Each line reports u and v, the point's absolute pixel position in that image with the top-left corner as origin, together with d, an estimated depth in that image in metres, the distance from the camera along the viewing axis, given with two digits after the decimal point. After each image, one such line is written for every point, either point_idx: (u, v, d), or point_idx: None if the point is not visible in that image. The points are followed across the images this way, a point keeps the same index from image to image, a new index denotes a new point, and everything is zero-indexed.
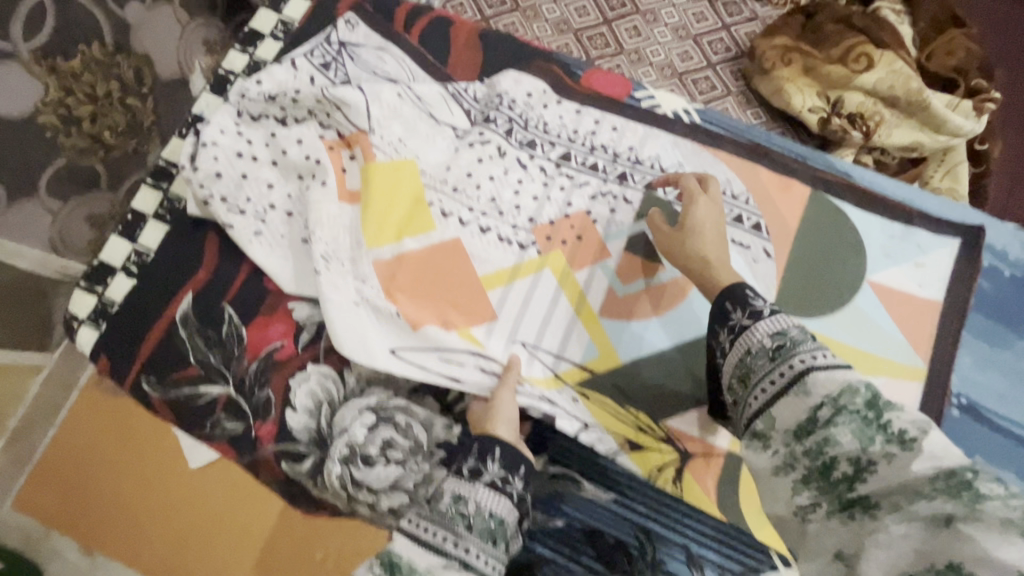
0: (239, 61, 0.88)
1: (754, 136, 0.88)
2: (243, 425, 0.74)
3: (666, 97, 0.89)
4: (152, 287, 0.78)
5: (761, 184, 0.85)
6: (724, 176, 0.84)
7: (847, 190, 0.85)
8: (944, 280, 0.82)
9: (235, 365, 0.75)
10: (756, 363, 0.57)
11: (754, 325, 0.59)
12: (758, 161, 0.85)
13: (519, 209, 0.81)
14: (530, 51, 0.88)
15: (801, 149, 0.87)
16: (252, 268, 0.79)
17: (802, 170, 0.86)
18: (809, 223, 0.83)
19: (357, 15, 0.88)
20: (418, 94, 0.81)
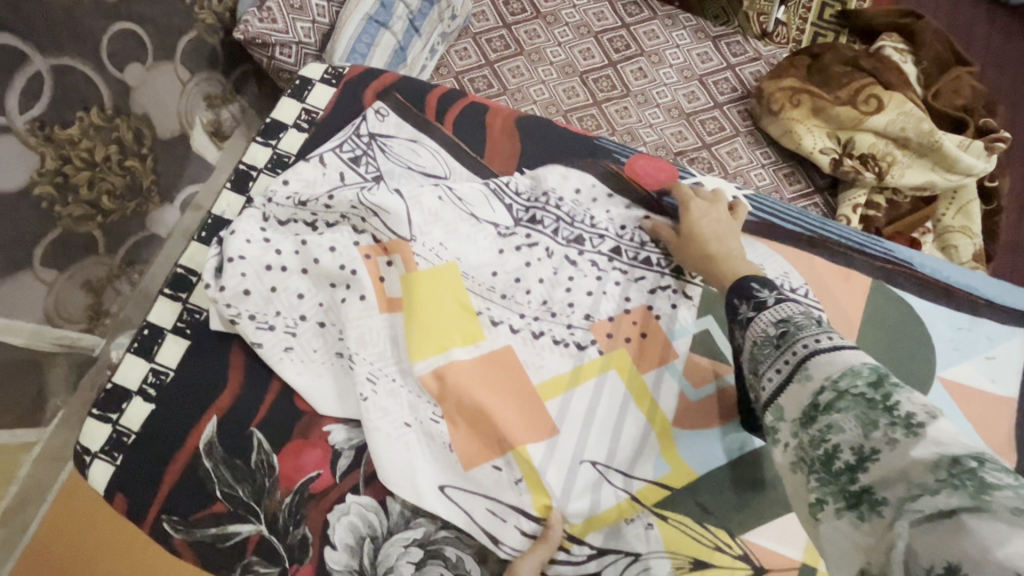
0: (262, 156, 0.83)
1: (806, 222, 0.85)
2: (277, 569, 0.67)
3: (713, 181, 0.87)
4: (172, 412, 0.71)
5: (817, 275, 0.81)
6: (780, 269, 0.80)
7: (906, 278, 0.82)
8: (1017, 373, 0.77)
9: (267, 499, 0.68)
10: (761, 352, 0.50)
11: (759, 314, 0.53)
12: (813, 251, 0.83)
13: (572, 308, 0.74)
14: (570, 140, 0.85)
15: (854, 234, 0.85)
16: (283, 386, 0.73)
17: (857, 259, 0.83)
18: (873, 315, 0.79)
19: (387, 105, 0.83)
20: (459, 194, 0.76)
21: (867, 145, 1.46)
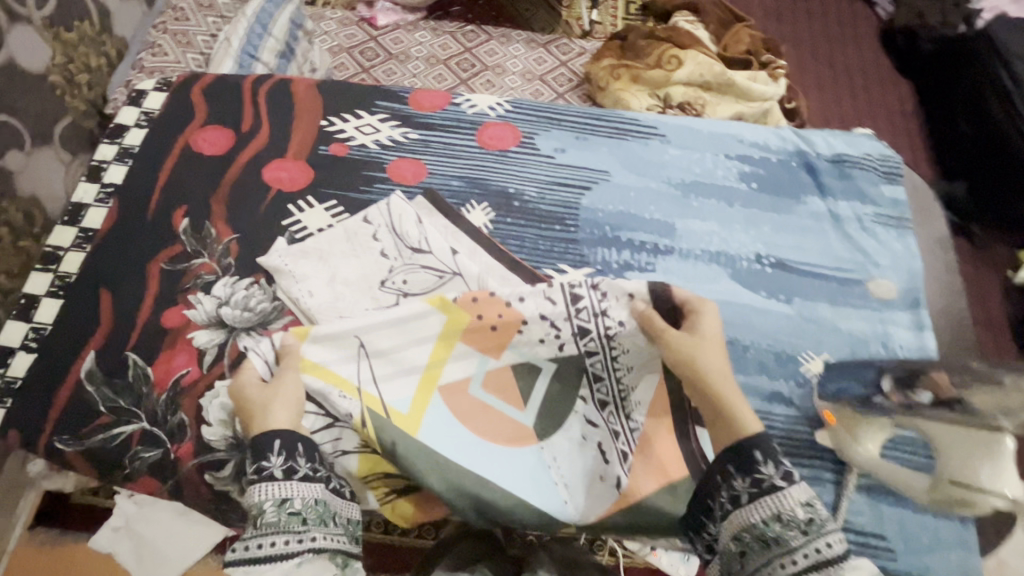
0: (110, 151, 1.00)
1: (554, 112, 1.07)
2: (161, 450, 0.78)
3: (481, 97, 1.08)
4: (54, 355, 0.84)
5: (570, 142, 1.03)
6: (539, 146, 1.03)
7: (637, 131, 1.05)
8: (724, 179, 1.01)
9: (146, 401, 0.81)
10: (788, 532, 0.65)
11: (787, 492, 0.67)
12: (563, 127, 1.05)
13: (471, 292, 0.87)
14: (363, 90, 1.07)
15: (596, 111, 1.08)
16: (149, 314, 0.87)
17: (600, 125, 1.06)
18: (620, 161, 1.02)
19: (212, 97, 1.05)
20: (393, 231, 0.91)
21: (681, 94, 2.10)
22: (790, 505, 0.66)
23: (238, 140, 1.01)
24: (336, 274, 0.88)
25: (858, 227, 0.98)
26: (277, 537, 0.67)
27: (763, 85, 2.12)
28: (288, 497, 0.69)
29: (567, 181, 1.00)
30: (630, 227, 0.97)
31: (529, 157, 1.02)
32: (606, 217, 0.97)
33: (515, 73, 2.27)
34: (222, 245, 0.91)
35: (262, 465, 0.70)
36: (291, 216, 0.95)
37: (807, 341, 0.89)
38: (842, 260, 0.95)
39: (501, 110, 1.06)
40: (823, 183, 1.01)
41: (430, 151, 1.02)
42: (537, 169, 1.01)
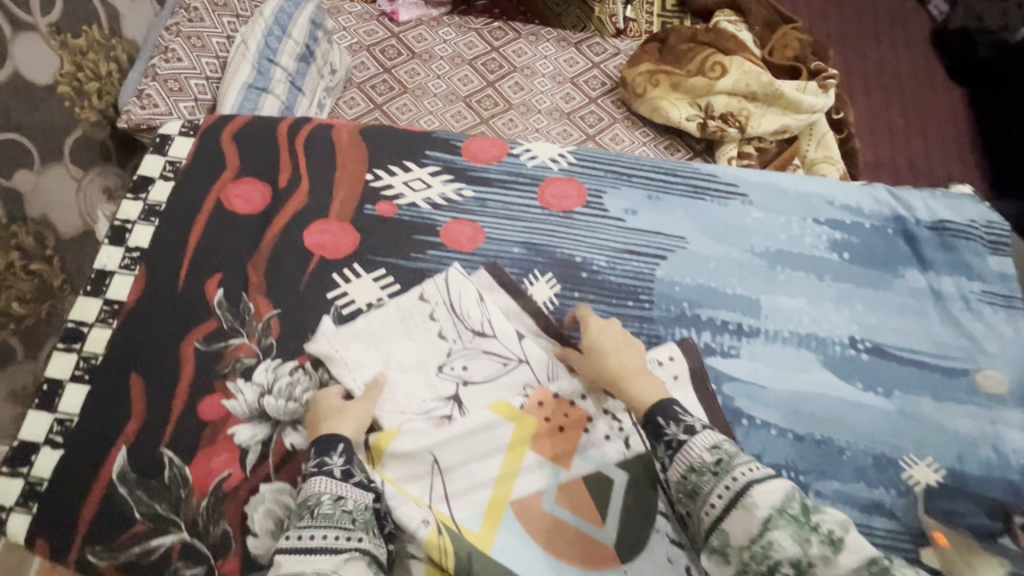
0: (134, 208, 0.90)
1: (622, 165, 0.97)
2: (204, 567, 0.71)
3: (541, 147, 0.98)
4: (82, 452, 0.76)
5: (641, 202, 0.93)
6: (607, 206, 0.93)
7: (715, 189, 0.95)
8: (812, 248, 0.91)
9: (184, 507, 0.73)
10: (701, 478, 0.61)
11: (690, 441, 0.63)
12: (633, 183, 0.95)
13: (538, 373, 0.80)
14: (410, 138, 0.96)
15: (668, 164, 0.98)
16: (185, 404, 0.79)
17: (674, 182, 0.95)
18: (698, 225, 0.92)
19: (244, 144, 0.95)
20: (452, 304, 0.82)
21: (724, 105, 1.77)
22: (696, 451, 0.63)
23: (276, 197, 0.91)
24: (395, 354, 0.80)
25: (963, 307, 0.88)
26: (329, 530, 0.61)
27: (813, 95, 1.77)
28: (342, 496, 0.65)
29: (642, 244, 0.91)
30: (712, 302, 0.87)
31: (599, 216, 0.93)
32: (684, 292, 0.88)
33: (544, 75, 1.94)
34: (261, 322, 0.83)
35: (324, 461, 0.67)
36: (337, 287, 0.86)
37: (909, 441, 0.81)
38: (946, 345, 0.86)
39: (564, 163, 0.96)
40: (924, 254, 0.91)
41: (491, 206, 0.92)
42: (608, 231, 0.92)
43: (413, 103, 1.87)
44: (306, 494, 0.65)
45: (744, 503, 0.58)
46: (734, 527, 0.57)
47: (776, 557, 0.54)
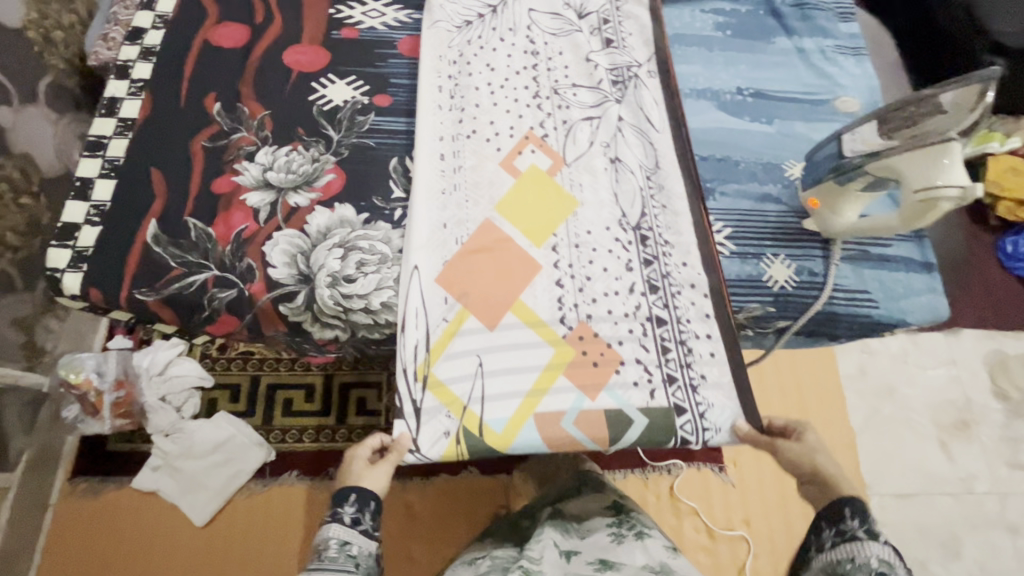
0: (132, 51, 1.05)
1: None
2: (235, 290, 0.87)
3: None
4: (119, 224, 0.90)
5: (562, 40, 1.09)
6: (548, 77, 1.06)
7: None
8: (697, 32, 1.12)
9: (212, 254, 0.89)
10: (857, 571, 0.67)
11: (866, 543, 0.68)
12: None
13: (558, 306, 0.88)
14: None
15: None
16: (201, 182, 0.94)
17: None
18: (608, 55, 1.08)
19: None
20: (454, 184, 0.96)
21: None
22: (864, 552, 0.68)
23: (255, 32, 1.07)
24: (421, 226, 0.92)
25: (822, 58, 1.11)
26: (336, 571, 0.74)
27: None
28: (349, 541, 0.77)
29: (583, 62, 1.07)
30: (634, 126, 1.02)
31: (552, 40, 1.09)
32: (613, 100, 1.04)
33: None
34: (257, 120, 0.99)
35: (336, 510, 0.79)
36: (316, 92, 1.03)
37: (789, 152, 1.02)
38: (811, 86, 1.08)
39: None
40: (789, 25, 1.13)
41: (474, 62, 1.06)
42: (562, 54, 1.08)
43: None
44: (319, 538, 0.77)
45: None
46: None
47: None
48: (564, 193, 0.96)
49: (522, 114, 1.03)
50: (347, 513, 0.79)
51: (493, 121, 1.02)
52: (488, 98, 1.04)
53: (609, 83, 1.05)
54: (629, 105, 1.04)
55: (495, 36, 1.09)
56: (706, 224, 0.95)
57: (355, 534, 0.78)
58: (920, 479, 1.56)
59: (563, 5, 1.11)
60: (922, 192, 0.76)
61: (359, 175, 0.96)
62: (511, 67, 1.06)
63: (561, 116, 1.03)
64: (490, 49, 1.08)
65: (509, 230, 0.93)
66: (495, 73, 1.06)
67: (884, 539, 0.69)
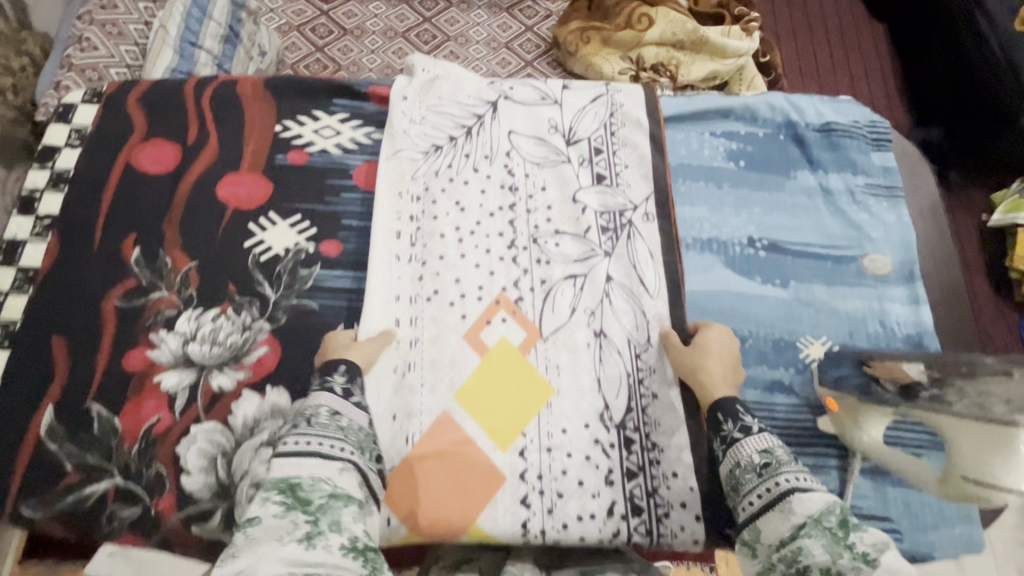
0: (41, 177, 0.90)
1: (520, 104, 0.97)
2: (140, 506, 0.73)
3: (439, 77, 0.98)
4: (8, 412, 0.77)
5: (546, 172, 0.93)
6: (529, 221, 0.90)
7: (612, 115, 0.97)
8: (706, 163, 0.96)
9: (116, 454, 0.75)
10: (745, 476, 0.66)
11: (744, 441, 0.68)
12: (535, 110, 0.96)
13: (524, 528, 0.75)
14: (319, 88, 0.97)
15: (554, 91, 0.98)
16: (109, 356, 0.80)
17: (571, 102, 0.97)
18: (600, 196, 0.92)
19: (149, 109, 0.94)
20: (409, 361, 0.82)
21: (654, 56, 1.80)
22: (746, 452, 0.67)
23: (186, 155, 0.91)
24: None
25: (850, 201, 0.94)
26: (323, 438, 0.64)
27: (735, 41, 1.82)
28: (340, 411, 0.68)
29: (570, 201, 0.91)
30: (625, 290, 0.87)
31: (534, 172, 0.93)
32: (602, 255, 0.89)
33: (478, 41, 1.91)
34: (180, 275, 0.84)
35: (326, 380, 0.72)
36: (252, 236, 0.87)
37: (805, 325, 0.87)
38: (836, 237, 0.92)
39: (463, 102, 0.96)
40: (813, 156, 0.97)
41: (441, 198, 0.91)
42: (544, 189, 0.92)
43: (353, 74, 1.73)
44: (306, 405, 0.68)
45: (779, 506, 0.61)
46: (768, 526, 0.61)
47: (806, 561, 0.57)
48: (538, 378, 0.82)
49: (493, 268, 0.87)
50: (335, 385, 0.71)
51: (458, 278, 0.86)
52: (455, 246, 0.88)
53: (599, 230, 0.90)
54: (621, 260, 0.88)
55: (469, 164, 0.93)
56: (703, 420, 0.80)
57: (344, 408, 0.69)
58: None
59: (550, 128, 0.95)
60: (973, 481, 0.66)
61: (296, 348, 0.82)
62: (484, 206, 0.91)
63: (539, 273, 0.87)
64: (461, 183, 0.92)
65: (470, 427, 0.79)
66: (465, 214, 0.90)
67: (757, 430, 0.69)
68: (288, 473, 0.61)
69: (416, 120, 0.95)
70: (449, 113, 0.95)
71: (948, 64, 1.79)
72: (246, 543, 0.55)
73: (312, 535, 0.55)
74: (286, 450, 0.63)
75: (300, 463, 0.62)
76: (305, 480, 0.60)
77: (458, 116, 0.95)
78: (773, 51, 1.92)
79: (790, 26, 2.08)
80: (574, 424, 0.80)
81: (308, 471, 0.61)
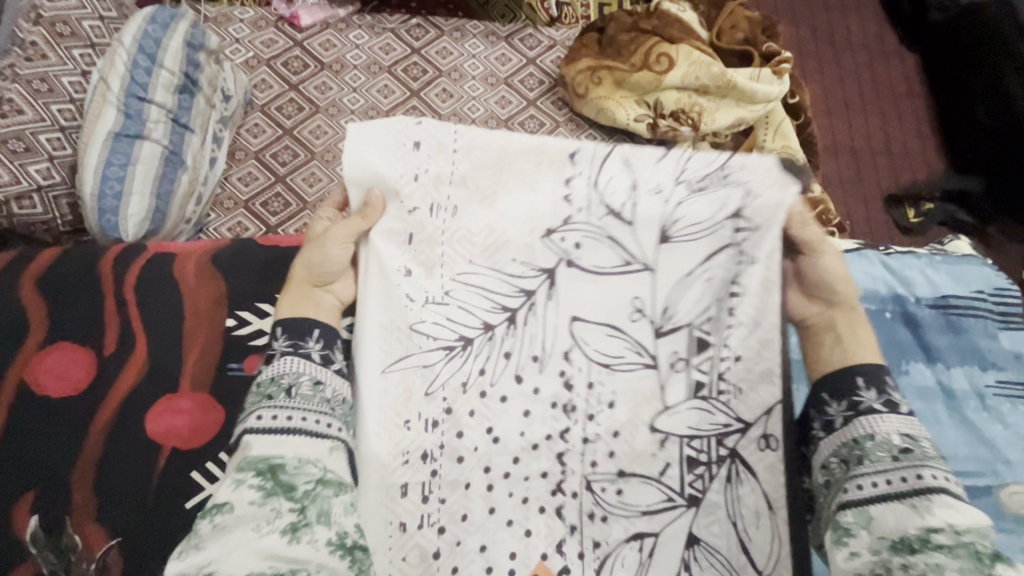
0: None
1: (590, 274, 0.73)
2: None
3: (478, 233, 0.75)
4: None
5: (624, 377, 0.71)
6: (585, 455, 0.69)
7: (725, 284, 0.71)
8: None
9: None
10: (875, 454, 0.56)
11: (884, 418, 0.57)
12: (608, 282, 0.73)
13: None
14: (286, 262, 0.74)
15: (636, 251, 0.73)
16: None
17: (658, 271, 0.73)
18: (705, 408, 0.68)
19: (50, 300, 0.70)
20: None
21: (674, 101, 1.41)
22: (884, 428, 0.57)
23: (104, 368, 0.67)
24: None
25: (979, 407, 0.74)
26: (311, 414, 0.60)
27: (766, 83, 1.42)
28: (323, 380, 0.63)
29: (644, 427, 0.70)
30: (714, 555, 0.65)
31: (599, 381, 0.71)
32: (686, 506, 0.67)
33: (474, 75, 1.45)
34: (96, 562, 0.61)
35: (300, 344, 0.65)
36: (196, 491, 0.64)
37: None
38: (963, 460, 0.71)
39: (512, 276, 0.73)
40: (929, 342, 0.76)
41: (469, 425, 0.70)
42: (610, 406, 0.70)
43: (330, 123, 1.34)
44: (276, 374, 0.61)
45: (911, 503, 0.52)
46: (885, 515, 0.53)
47: None
48: None
49: (531, 527, 0.67)
50: (314, 352, 0.65)
51: (485, 544, 0.66)
52: (484, 497, 0.67)
53: (685, 466, 0.68)
54: (710, 514, 0.66)
55: (509, 370, 0.71)
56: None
57: (323, 376, 0.64)
58: None
59: (633, 309, 0.72)
60: None
61: None
62: (527, 437, 0.70)
63: (590, 531, 0.67)
64: (497, 400, 0.71)
65: None
66: (499, 447, 0.69)
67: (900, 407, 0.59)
68: (261, 446, 0.56)
69: (440, 299, 0.73)
70: (486, 287, 0.74)
71: (997, 111, 1.44)
72: (215, 530, 0.52)
73: (297, 527, 0.53)
74: (256, 427, 0.57)
75: (274, 443, 0.57)
76: (290, 460, 0.56)
77: (499, 295, 0.73)
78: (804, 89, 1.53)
79: (816, 50, 1.68)
80: None
81: (295, 450, 0.57)
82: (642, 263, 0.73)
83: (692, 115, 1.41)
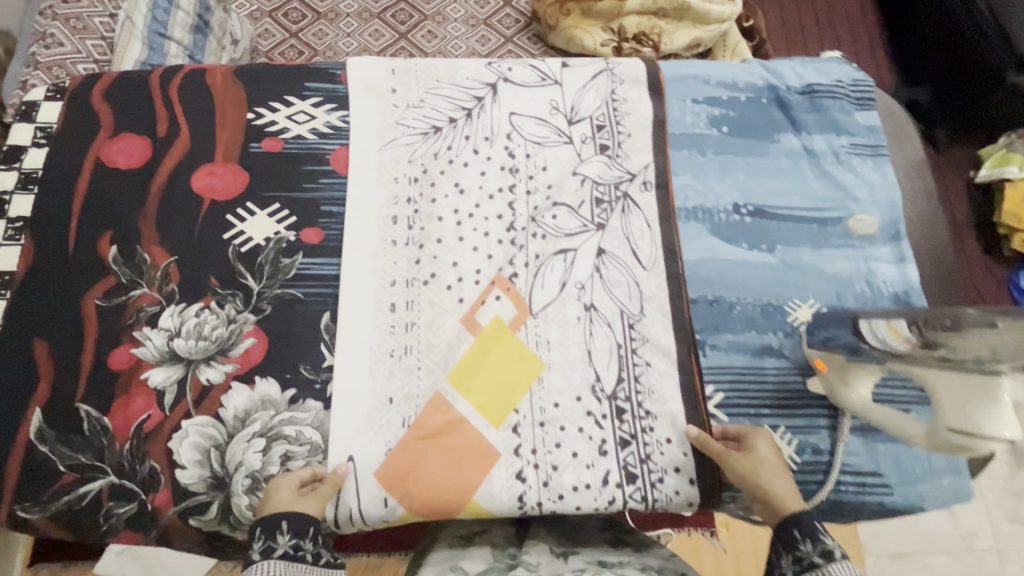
0: (9, 178, 0.88)
1: (520, 85, 0.96)
2: (136, 504, 0.74)
3: (434, 64, 0.98)
4: None
5: (552, 149, 0.92)
6: (526, 198, 0.90)
7: (615, 92, 0.96)
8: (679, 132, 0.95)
9: (109, 453, 0.75)
10: None
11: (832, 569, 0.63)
12: (534, 90, 0.96)
13: (544, 483, 0.76)
14: (291, 73, 0.95)
15: (550, 71, 0.97)
16: (95, 355, 0.79)
17: (569, 81, 0.97)
18: (602, 163, 0.92)
19: (113, 104, 0.92)
20: (406, 346, 0.82)
21: (636, 25, 1.55)
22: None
23: (157, 148, 0.89)
24: (361, 403, 0.79)
25: (834, 162, 0.94)
26: None
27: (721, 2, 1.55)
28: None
29: (570, 177, 0.91)
30: (619, 262, 0.86)
31: (535, 152, 0.92)
32: (595, 229, 0.88)
33: (456, 19, 1.67)
34: (160, 270, 0.83)
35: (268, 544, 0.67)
36: (231, 227, 0.86)
37: (794, 288, 0.87)
38: (820, 199, 0.92)
39: (464, 87, 0.96)
40: (796, 118, 0.96)
41: (438, 179, 0.90)
42: (545, 169, 0.91)
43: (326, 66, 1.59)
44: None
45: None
46: None
47: None
48: (529, 354, 0.82)
49: (491, 251, 0.87)
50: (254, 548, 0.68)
51: (455, 261, 0.86)
52: (453, 229, 0.87)
53: (594, 203, 0.89)
54: (613, 232, 0.87)
55: (468, 145, 0.92)
56: (697, 388, 0.81)
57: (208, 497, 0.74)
58: (919, 541, 1.48)
59: (551, 107, 0.95)
60: (956, 433, 0.64)
61: (281, 338, 0.81)
62: (483, 188, 0.90)
63: (533, 249, 0.87)
64: (460, 164, 0.91)
65: (461, 407, 0.79)
66: (464, 196, 0.89)
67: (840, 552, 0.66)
68: None
69: (414, 104, 0.94)
70: (450, 96, 0.95)
71: (936, 24, 1.65)
72: None
73: None
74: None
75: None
76: None
77: (459, 99, 0.95)
78: (759, 15, 1.69)
79: None
80: (569, 390, 0.80)
81: None
82: (555, 79, 0.97)
83: (653, 36, 1.55)
